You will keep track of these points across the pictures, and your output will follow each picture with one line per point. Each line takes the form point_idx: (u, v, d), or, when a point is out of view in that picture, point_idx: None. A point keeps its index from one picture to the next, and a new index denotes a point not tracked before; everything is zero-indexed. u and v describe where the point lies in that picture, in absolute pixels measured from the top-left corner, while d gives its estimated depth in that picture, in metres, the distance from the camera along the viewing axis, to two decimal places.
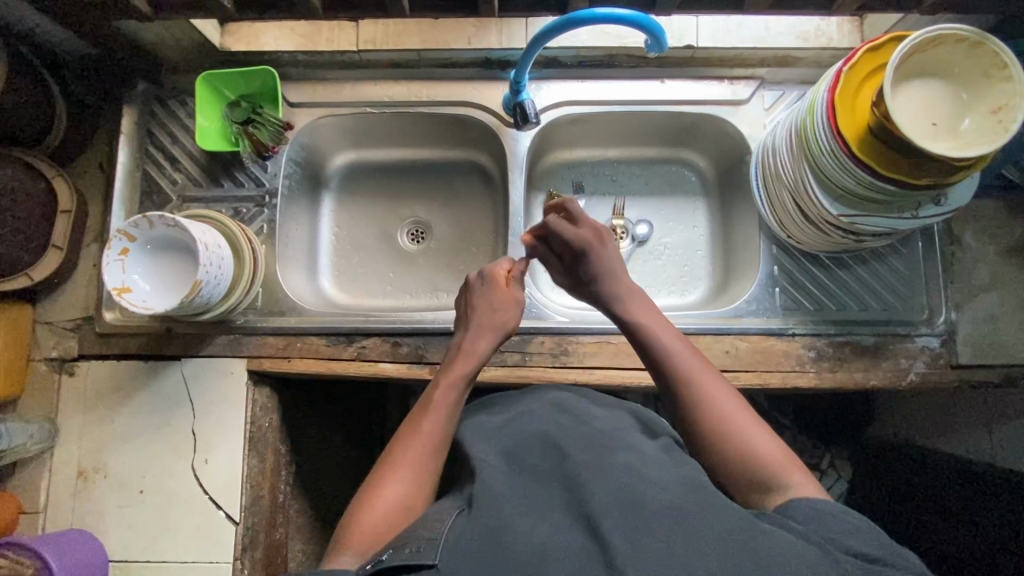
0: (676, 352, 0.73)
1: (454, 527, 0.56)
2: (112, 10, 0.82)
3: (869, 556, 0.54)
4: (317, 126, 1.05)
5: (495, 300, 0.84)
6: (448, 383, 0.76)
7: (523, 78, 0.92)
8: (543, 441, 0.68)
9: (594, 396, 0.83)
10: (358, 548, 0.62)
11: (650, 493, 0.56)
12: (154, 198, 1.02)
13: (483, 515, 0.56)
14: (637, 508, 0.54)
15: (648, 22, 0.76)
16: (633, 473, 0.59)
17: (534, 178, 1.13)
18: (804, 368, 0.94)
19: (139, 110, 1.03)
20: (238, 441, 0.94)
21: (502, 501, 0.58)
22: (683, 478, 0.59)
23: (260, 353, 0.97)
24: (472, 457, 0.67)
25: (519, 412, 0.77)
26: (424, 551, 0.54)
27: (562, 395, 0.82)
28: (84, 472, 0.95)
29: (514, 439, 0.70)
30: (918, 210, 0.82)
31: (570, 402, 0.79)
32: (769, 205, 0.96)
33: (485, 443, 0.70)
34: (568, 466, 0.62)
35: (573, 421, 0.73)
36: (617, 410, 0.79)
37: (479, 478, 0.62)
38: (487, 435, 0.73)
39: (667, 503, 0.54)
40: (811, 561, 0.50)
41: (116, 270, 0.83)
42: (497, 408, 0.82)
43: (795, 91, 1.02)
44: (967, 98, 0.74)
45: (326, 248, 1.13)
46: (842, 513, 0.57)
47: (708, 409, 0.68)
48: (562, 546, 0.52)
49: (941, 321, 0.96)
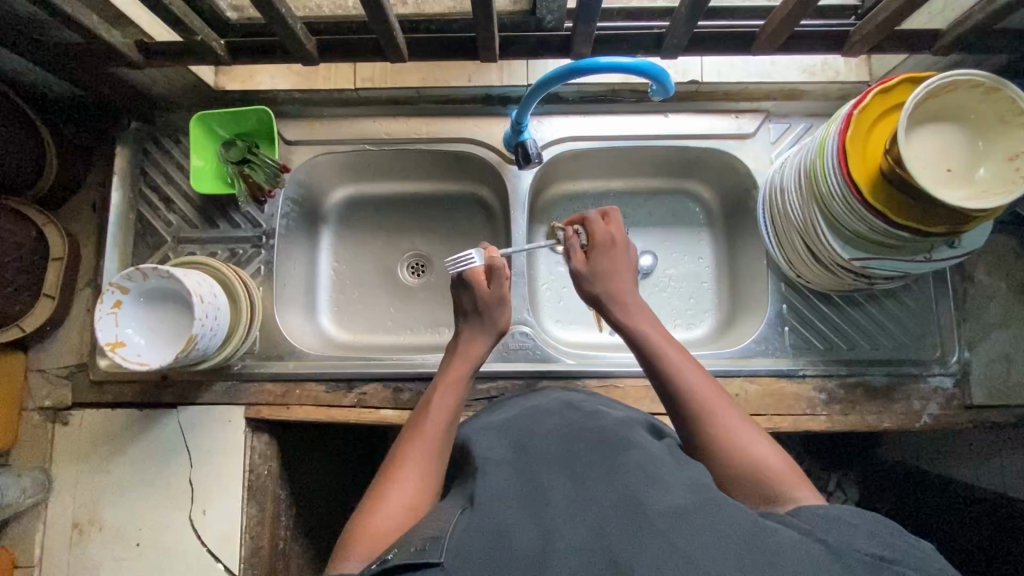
0: (674, 359, 0.72)
1: (457, 525, 0.51)
2: (102, 57, 0.81)
3: (880, 556, 0.48)
4: (316, 163, 1.03)
5: (485, 298, 0.81)
6: (446, 387, 0.75)
7: (525, 119, 0.91)
8: (550, 433, 0.64)
9: (604, 398, 0.79)
10: (362, 550, 0.57)
11: (658, 497, 0.52)
12: (148, 240, 1.00)
13: (486, 514, 0.52)
14: (640, 510, 0.50)
15: (653, 67, 0.75)
16: (644, 474, 0.55)
17: (536, 212, 1.11)
18: (815, 411, 0.92)
19: (133, 150, 1.00)
20: (238, 492, 0.92)
21: (507, 502, 0.53)
22: (690, 481, 0.55)
23: (258, 400, 0.95)
24: (478, 456, 0.63)
25: (528, 408, 0.75)
26: (428, 550, 0.49)
27: (571, 395, 0.79)
28: (79, 524, 0.93)
29: (518, 433, 0.66)
30: (931, 253, 0.80)
31: (580, 399, 0.76)
32: (777, 243, 0.94)
33: (492, 440, 0.66)
34: (577, 465, 0.58)
35: (584, 418, 0.69)
36: (628, 410, 0.75)
37: (482, 474, 0.58)
38: (497, 429, 0.69)
39: (672, 505, 0.50)
40: (819, 559, 0.46)
41: (109, 324, 0.81)
42: (505, 408, 0.80)
43: (801, 124, 1.00)
44: (982, 146, 0.72)
45: (325, 283, 1.10)
46: (856, 517, 0.52)
47: (710, 417, 0.66)
48: (566, 545, 0.47)
49: (955, 360, 0.94)
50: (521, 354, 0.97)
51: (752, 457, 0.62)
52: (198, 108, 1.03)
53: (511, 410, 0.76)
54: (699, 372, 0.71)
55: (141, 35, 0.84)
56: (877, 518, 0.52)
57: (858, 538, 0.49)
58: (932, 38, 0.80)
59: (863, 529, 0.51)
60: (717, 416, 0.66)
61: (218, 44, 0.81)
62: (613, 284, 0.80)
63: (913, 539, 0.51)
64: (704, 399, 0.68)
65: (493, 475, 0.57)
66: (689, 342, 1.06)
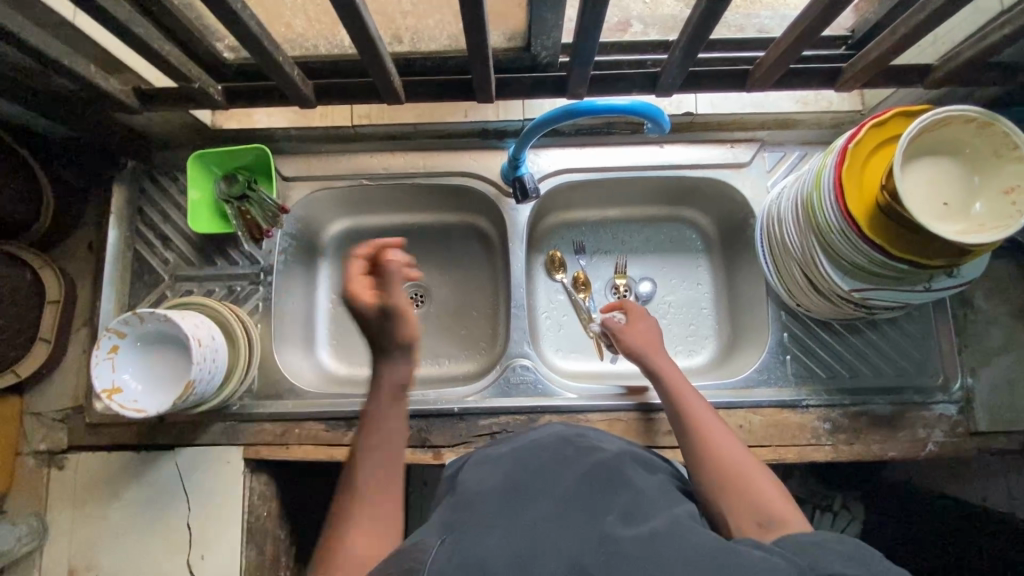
0: (686, 392, 0.80)
1: (439, 551, 0.52)
2: (100, 104, 0.81)
3: None
4: (313, 198, 1.03)
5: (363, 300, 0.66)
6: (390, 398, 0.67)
7: (522, 155, 0.93)
8: (541, 464, 0.64)
9: (600, 431, 0.79)
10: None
11: (636, 534, 0.53)
12: (146, 279, 0.99)
13: (469, 541, 0.53)
14: (614, 548, 0.51)
15: (648, 108, 0.77)
16: (626, 514, 0.56)
17: (535, 240, 1.11)
18: (819, 441, 0.92)
19: (130, 188, 1.00)
20: (236, 536, 0.90)
21: (490, 531, 0.54)
22: (672, 519, 0.56)
23: (256, 440, 0.94)
24: (471, 487, 0.63)
25: (526, 439, 0.75)
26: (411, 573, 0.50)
27: (567, 428, 0.79)
28: (75, 572, 0.91)
29: (507, 464, 0.66)
30: (930, 283, 0.79)
31: (575, 433, 0.76)
32: (775, 271, 0.94)
33: (486, 472, 0.66)
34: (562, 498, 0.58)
35: (578, 449, 0.69)
36: (622, 443, 0.76)
37: (467, 509, 0.58)
38: (492, 461, 0.69)
39: (646, 546, 0.51)
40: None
41: (105, 370, 0.80)
42: (501, 442, 0.78)
43: (795, 152, 1.01)
44: (976, 180, 0.73)
45: (323, 317, 1.09)
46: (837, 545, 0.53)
47: (708, 440, 0.73)
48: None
49: (958, 387, 0.93)
50: (521, 389, 0.96)
51: (771, 513, 0.64)
52: (195, 146, 1.03)
53: (506, 441, 0.77)
54: (707, 408, 0.78)
55: (140, 80, 0.84)
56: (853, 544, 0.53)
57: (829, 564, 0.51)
58: (923, 72, 0.81)
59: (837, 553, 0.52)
60: (719, 442, 0.73)
61: (215, 89, 0.81)
62: (651, 344, 0.88)
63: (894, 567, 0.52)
64: (704, 423, 0.76)
65: (480, 506, 0.58)
66: (691, 370, 1.05)
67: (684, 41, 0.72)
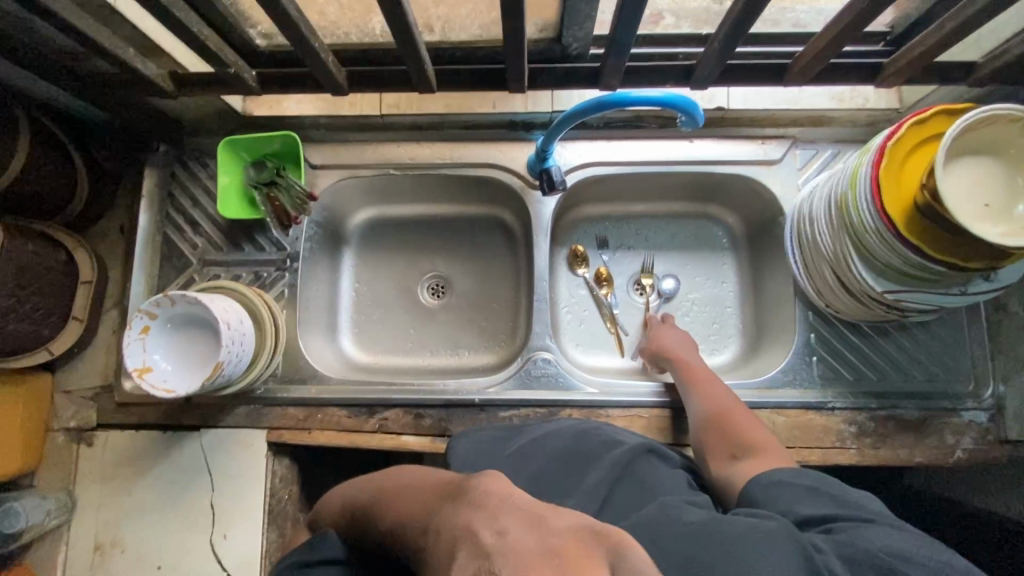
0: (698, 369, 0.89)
1: None
2: (135, 88, 0.83)
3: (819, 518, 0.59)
4: (340, 187, 1.04)
5: None
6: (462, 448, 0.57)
7: (550, 147, 0.92)
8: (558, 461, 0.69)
9: (619, 425, 0.79)
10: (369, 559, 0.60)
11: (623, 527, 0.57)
12: (174, 262, 1.01)
13: None
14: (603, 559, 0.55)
15: (683, 100, 0.76)
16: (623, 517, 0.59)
17: (559, 234, 1.11)
18: (844, 444, 0.90)
19: (161, 172, 1.02)
20: (257, 517, 0.92)
21: None
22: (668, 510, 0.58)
23: (279, 424, 0.95)
24: None
25: (543, 430, 0.76)
26: None
27: (586, 420, 0.79)
28: (101, 546, 0.93)
29: (531, 455, 0.71)
30: (966, 287, 0.78)
31: (594, 425, 0.77)
32: (804, 271, 0.93)
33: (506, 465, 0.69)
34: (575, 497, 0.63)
35: (596, 447, 0.71)
36: (634, 435, 0.77)
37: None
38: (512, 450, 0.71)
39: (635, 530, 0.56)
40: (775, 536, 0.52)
41: (137, 350, 0.82)
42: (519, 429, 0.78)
43: (828, 150, 0.99)
44: (1022, 181, 0.71)
45: (346, 305, 1.10)
46: (801, 483, 0.63)
47: (715, 405, 0.83)
48: None
49: (989, 395, 0.91)
50: (543, 382, 0.96)
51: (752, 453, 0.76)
52: (225, 131, 1.04)
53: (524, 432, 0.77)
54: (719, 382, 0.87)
55: (175, 65, 0.85)
56: (811, 477, 0.64)
57: (799, 506, 0.61)
58: (967, 70, 0.79)
59: (804, 489, 0.62)
60: (724, 405, 0.83)
61: (249, 75, 0.82)
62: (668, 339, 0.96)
63: (849, 490, 0.62)
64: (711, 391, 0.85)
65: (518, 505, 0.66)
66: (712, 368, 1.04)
67: (723, 34, 0.71)
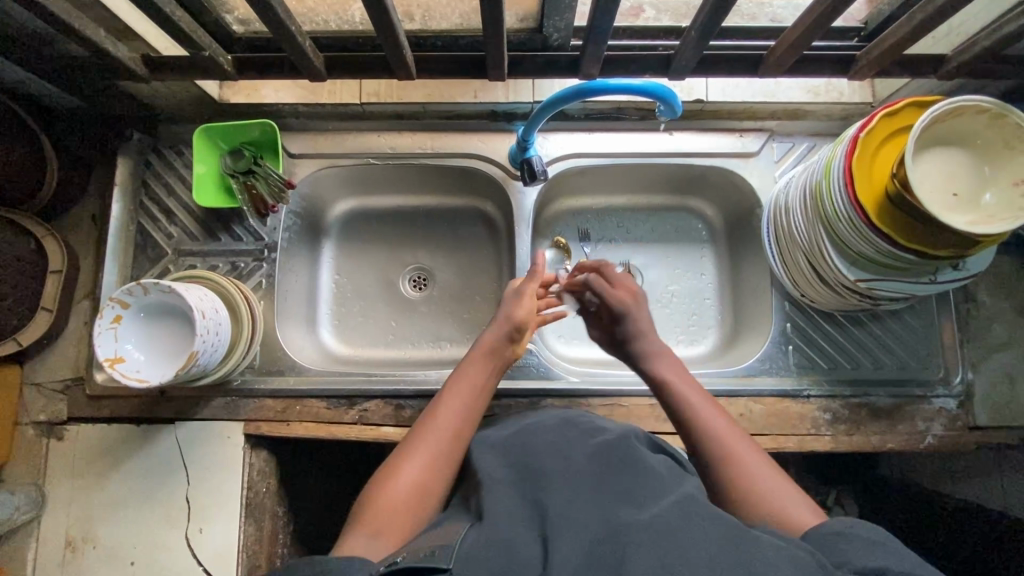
0: (694, 402, 0.70)
1: (465, 537, 0.53)
2: (106, 72, 0.81)
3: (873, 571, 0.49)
4: (319, 176, 1.03)
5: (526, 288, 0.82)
6: (487, 350, 0.77)
7: (531, 137, 0.92)
8: (549, 445, 0.66)
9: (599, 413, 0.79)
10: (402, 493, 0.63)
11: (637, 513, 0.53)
12: (149, 252, 0.99)
13: (488, 528, 0.54)
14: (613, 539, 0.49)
15: (661, 88, 0.76)
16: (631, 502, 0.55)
17: (540, 225, 1.11)
18: (819, 431, 0.92)
19: (135, 161, 1.00)
20: (234, 510, 0.90)
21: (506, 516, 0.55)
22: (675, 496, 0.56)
23: (257, 416, 0.94)
24: (478, 471, 0.64)
25: (525, 424, 0.74)
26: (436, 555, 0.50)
27: (570, 411, 0.79)
28: (73, 542, 0.91)
29: (515, 447, 0.67)
30: (935, 275, 0.79)
31: (580, 415, 0.76)
32: (781, 263, 0.94)
33: (487, 455, 0.67)
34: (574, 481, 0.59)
35: (580, 434, 0.69)
36: (626, 425, 0.75)
37: (486, 492, 0.59)
38: (492, 443, 0.70)
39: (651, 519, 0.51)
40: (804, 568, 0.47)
41: (108, 340, 0.80)
42: (503, 423, 0.78)
43: (804, 143, 1.01)
44: (988, 171, 0.73)
45: (326, 296, 1.09)
46: (853, 530, 0.53)
47: (716, 443, 0.66)
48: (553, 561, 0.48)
49: (959, 382, 0.94)
50: (524, 372, 0.96)
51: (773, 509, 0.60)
52: (200, 120, 1.02)
53: (506, 427, 0.75)
54: (717, 413, 0.69)
55: (148, 49, 0.84)
56: (877, 531, 0.53)
57: (857, 554, 0.51)
58: (936, 63, 0.81)
59: (858, 538, 0.52)
60: (723, 439, 0.66)
61: (224, 59, 0.80)
62: (647, 339, 0.78)
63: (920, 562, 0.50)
64: (707, 427, 0.67)
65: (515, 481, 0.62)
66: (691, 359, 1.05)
67: (699, 23, 0.72)
